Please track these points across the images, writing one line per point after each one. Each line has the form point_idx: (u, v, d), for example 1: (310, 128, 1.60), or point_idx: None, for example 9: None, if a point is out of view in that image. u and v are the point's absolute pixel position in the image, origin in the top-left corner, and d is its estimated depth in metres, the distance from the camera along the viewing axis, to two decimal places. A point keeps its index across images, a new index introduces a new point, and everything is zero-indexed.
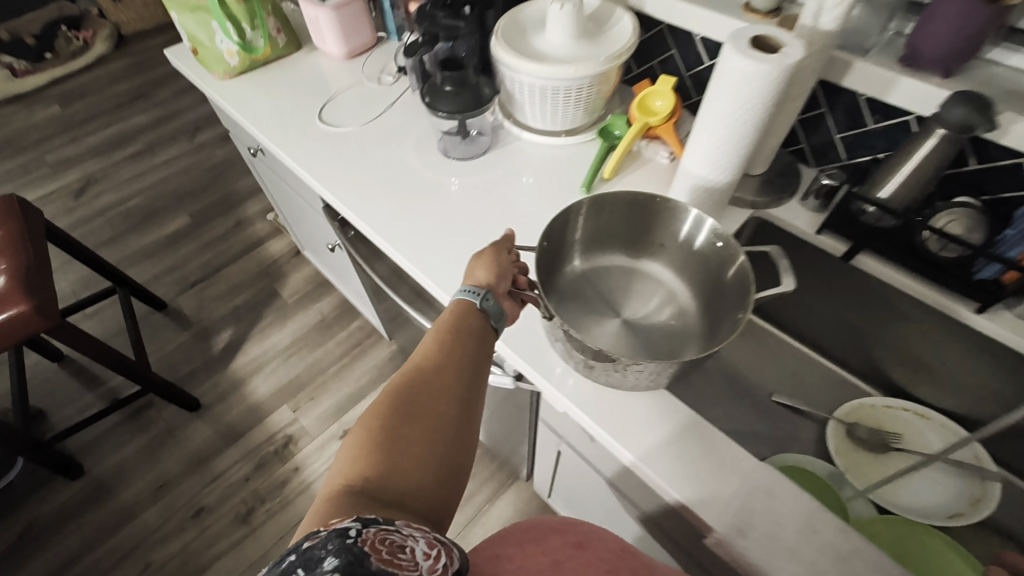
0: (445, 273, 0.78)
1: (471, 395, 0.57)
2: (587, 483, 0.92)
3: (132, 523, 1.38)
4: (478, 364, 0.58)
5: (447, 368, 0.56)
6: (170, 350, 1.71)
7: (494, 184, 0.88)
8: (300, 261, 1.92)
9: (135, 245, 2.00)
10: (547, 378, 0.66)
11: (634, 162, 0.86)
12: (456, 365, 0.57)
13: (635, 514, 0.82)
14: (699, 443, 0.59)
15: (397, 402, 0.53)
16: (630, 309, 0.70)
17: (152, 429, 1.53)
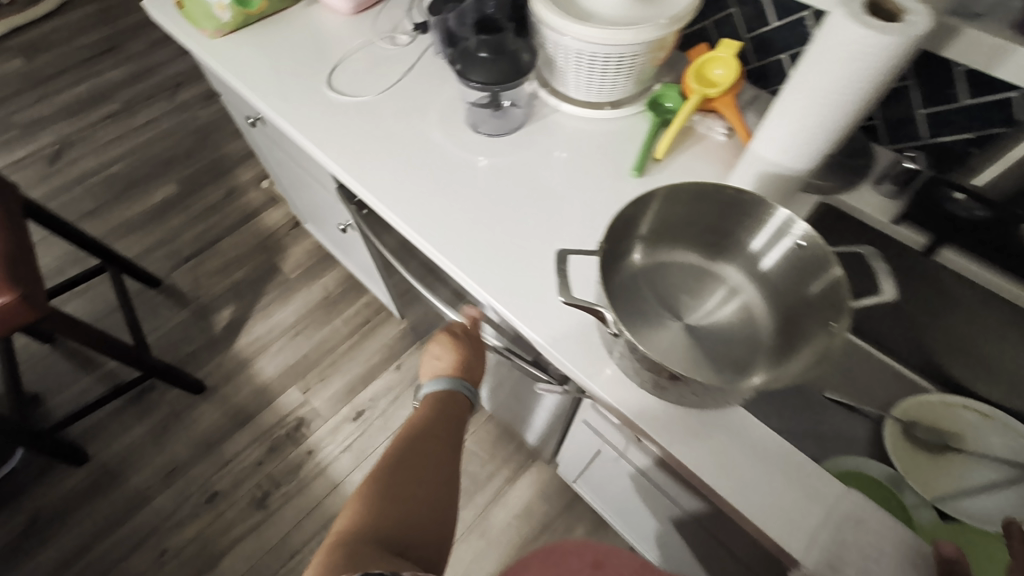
0: (480, 267, 0.70)
1: (446, 461, 0.69)
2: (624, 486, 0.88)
3: (144, 509, 1.35)
4: (457, 435, 0.73)
5: (434, 437, 0.71)
6: (168, 329, 1.63)
7: (532, 165, 0.79)
8: (300, 234, 1.82)
9: (121, 215, 1.87)
10: (601, 388, 0.60)
11: (687, 139, 0.77)
12: (441, 435, 0.72)
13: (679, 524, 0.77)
14: (778, 467, 0.54)
15: (395, 462, 0.66)
16: (692, 311, 0.61)
17: (157, 413, 1.48)
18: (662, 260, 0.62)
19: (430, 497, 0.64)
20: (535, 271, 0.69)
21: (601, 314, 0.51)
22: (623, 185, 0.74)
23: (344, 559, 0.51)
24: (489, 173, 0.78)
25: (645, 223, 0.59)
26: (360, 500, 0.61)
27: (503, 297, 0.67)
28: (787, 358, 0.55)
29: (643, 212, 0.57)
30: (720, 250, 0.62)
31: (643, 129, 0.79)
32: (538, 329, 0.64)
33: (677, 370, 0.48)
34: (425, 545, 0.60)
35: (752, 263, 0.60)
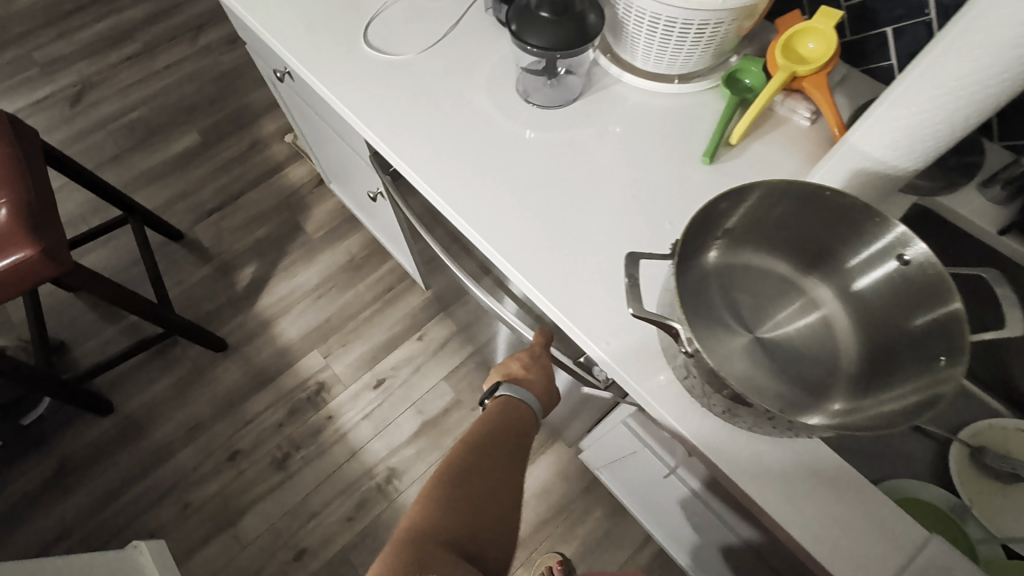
0: (524, 255, 0.64)
1: (511, 469, 0.67)
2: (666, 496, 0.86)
3: (167, 463, 1.37)
4: (519, 437, 0.72)
5: (497, 438, 0.69)
6: (190, 285, 1.61)
7: (588, 142, 0.71)
8: (324, 192, 1.76)
9: (143, 164, 1.83)
10: (652, 400, 0.55)
11: (766, 123, 0.69)
12: (503, 436, 0.70)
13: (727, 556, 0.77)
14: (861, 516, 0.48)
15: (461, 461, 0.65)
16: (765, 323, 0.54)
17: (180, 368, 1.48)
18: (744, 262, 0.55)
19: (497, 510, 0.62)
20: (586, 263, 0.62)
21: (673, 330, 0.45)
22: (687, 172, 0.67)
23: (413, 561, 0.49)
24: (538, 150, 0.71)
25: (728, 221, 0.52)
26: (428, 497, 0.59)
27: (551, 291, 0.61)
28: (870, 391, 0.49)
29: (733, 207, 0.50)
30: (814, 264, 0.54)
31: (715, 108, 0.71)
32: (587, 328, 0.59)
33: (756, 401, 0.43)
34: (492, 550, 0.58)
35: (848, 281, 0.53)
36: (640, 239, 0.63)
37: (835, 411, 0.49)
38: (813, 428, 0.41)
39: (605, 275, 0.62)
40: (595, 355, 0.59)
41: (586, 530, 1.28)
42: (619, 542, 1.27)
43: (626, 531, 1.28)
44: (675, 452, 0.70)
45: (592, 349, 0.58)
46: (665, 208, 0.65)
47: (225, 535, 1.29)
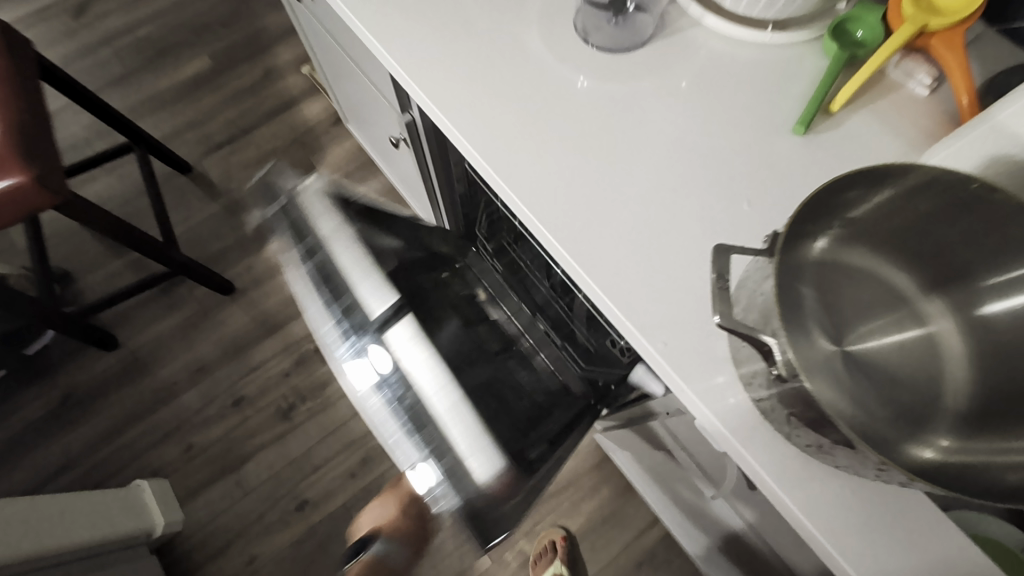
0: (569, 228, 0.54)
1: None
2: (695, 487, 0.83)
3: (171, 404, 1.34)
4: None
5: None
6: (198, 222, 1.54)
7: (653, 98, 0.60)
8: (341, 133, 1.65)
9: (150, 88, 1.71)
10: (708, 409, 0.47)
11: (874, 90, 0.58)
12: None
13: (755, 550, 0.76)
14: (941, 574, 0.43)
15: None
16: (860, 336, 0.46)
17: (186, 308, 1.43)
18: (857, 265, 0.45)
19: None
20: (644, 243, 0.53)
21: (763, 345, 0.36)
22: (771, 141, 0.56)
23: None
24: (594, 104, 0.60)
25: (850, 212, 0.42)
26: None
27: (600, 274, 0.52)
28: (985, 432, 0.40)
29: (860, 192, 0.41)
30: (943, 281, 0.45)
31: (814, 65, 0.59)
32: (638, 320, 0.50)
33: (855, 438, 0.35)
34: None
35: (975, 306, 0.44)
36: (708, 218, 0.53)
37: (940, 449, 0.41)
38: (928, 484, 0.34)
39: (664, 258, 0.52)
40: (644, 352, 0.51)
41: (592, 508, 1.25)
42: (625, 522, 1.24)
43: (633, 513, 1.25)
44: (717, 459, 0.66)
45: (642, 345, 0.50)
46: (741, 182, 0.55)
47: (227, 480, 1.27)
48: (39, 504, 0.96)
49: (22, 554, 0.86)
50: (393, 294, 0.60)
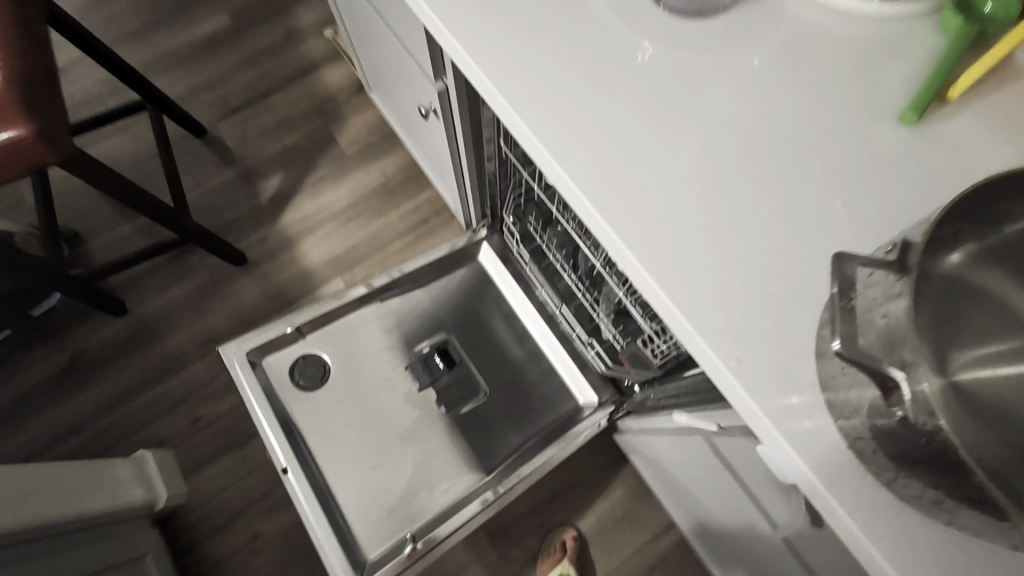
0: (627, 216, 0.48)
1: None
2: (738, 513, 0.77)
3: (178, 374, 1.30)
4: None
5: None
6: (212, 188, 1.48)
7: (725, 73, 0.52)
8: (362, 102, 1.58)
9: (167, 44, 1.64)
10: (784, 440, 0.41)
11: (996, 77, 0.50)
12: None
13: None
14: None
15: None
16: (978, 364, 0.39)
17: (197, 277, 1.39)
18: (985, 285, 0.41)
19: None
20: (714, 241, 0.46)
21: (890, 383, 0.35)
22: (870, 131, 0.49)
23: None
24: (658, 80, 0.52)
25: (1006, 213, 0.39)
26: None
27: (666, 275, 0.46)
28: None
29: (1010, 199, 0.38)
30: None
31: (919, 46, 0.52)
32: (706, 329, 0.44)
33: None
34: None
35: None
36: (792, 215, 0.46)
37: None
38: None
39: (738, 260, 0.46)
40: (710, 366, 0.44)
41: (606, 508, 1.20)
42: (639, 525, 1.19)
43: (648, 516, 1.20)
44: (771, 482, 0.61)
45: (709, 359, 0.44)
46: (833, 177, 0.47)
47: (232, 456, 1.24)
48: (56, 471, 0.92)
49: (29, 520, 0.81)
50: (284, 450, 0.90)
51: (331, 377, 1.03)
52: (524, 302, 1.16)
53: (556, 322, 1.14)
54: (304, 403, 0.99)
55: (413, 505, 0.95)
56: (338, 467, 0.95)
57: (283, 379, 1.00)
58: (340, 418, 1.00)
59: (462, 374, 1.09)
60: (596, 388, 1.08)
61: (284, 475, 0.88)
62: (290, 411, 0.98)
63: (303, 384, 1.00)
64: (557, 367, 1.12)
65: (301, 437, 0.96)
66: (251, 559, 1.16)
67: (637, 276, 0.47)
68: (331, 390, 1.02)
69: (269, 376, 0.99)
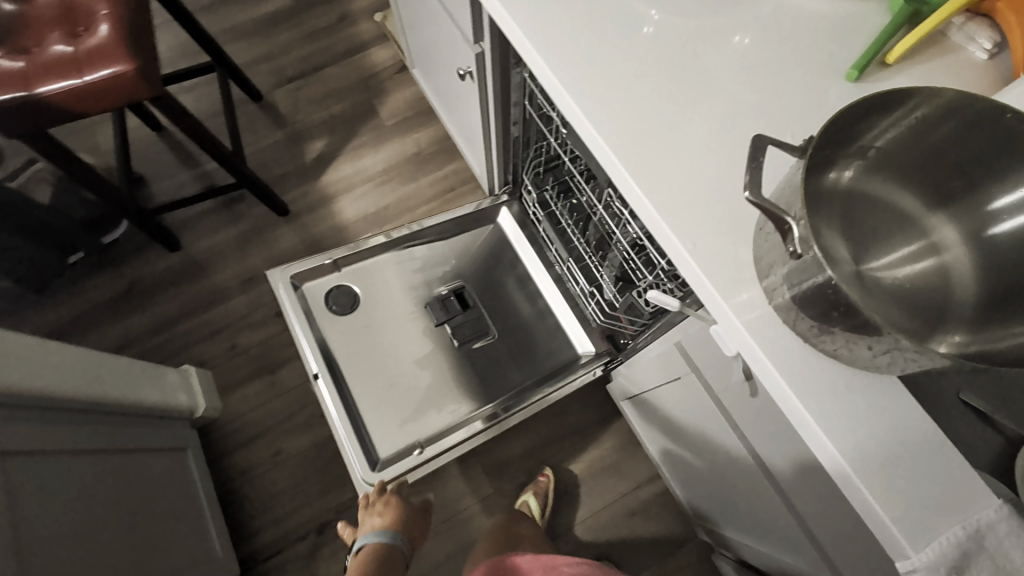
0: (620, 137, 0.60)
1: None
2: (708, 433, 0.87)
3: (221, 306, 1.45)
4: None
5: None
6: (263, 146, 1.64)
7: (712, 39, 0.64)
8: (403, 80, 1.73)
9: (233, 18, 1.82)
10: (731, 312, 0.52)
11: (932, 49, 0.61)
12: None
13: (762, 496, 0.79)
14: (925, 473, 0.46)
15: None
16: (874, 256, 0.50)
17: (243, 222, 1.55)
18: (875, 194, 0.50)
19: None
20: (689, 162, 0.58)
21: (785, 229, 0.42)
22: (825, 88, 0.60)
23: None
24: (658, 42, 0.64)
25: (864, 137, 0.47)
26: None
27: (651, 186, 0.58)
28: (994, 326, 0.44)
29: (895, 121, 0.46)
30: (949, 199, 0.49)
31: (872, 23, 0.63)
32: (678, 227, 0.56)
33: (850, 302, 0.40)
34: None
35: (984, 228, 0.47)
36: None
37: (951, 345, 0.45)
38: (933, 359, 0.39)
39: (709, 180, 0.57)
40: (679, 257, 0.55)
41: (596, 456, 1.31)
42: (625, 474, 1.29)
43: (634, 466, 1.30)
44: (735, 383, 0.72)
45: (679, 253, 0.55)
46: (793, 121, 0.59)
47: (263, 380, 1.38)
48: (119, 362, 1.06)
49: (93, 393, 0.95)
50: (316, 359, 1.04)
51: (361, 306, 1.16)
52: (535, 261, 1.28)
53: (562, 280, 1.25)
54: (337, 326, 1.12)
55: (422, 421, 1.07)
56: (360, 381, 1.08)
57: (319, 303, 1.13)
58: (364, 343, 1.13)
59: (474, 316, 1.22)
60: (595, 340, 1.19)
61: (315, 381, 1.02)
62: (324, 332, 1.11)
63: (337, 309, 1.14)
64: (561, 321, 1.23)
65: (332, 354, 1.09)
66: (273, 471, 1.30)
67: (628, 188, 0.59)
68: (359, 317, 1.15)
69: (306, 299, 1.12)
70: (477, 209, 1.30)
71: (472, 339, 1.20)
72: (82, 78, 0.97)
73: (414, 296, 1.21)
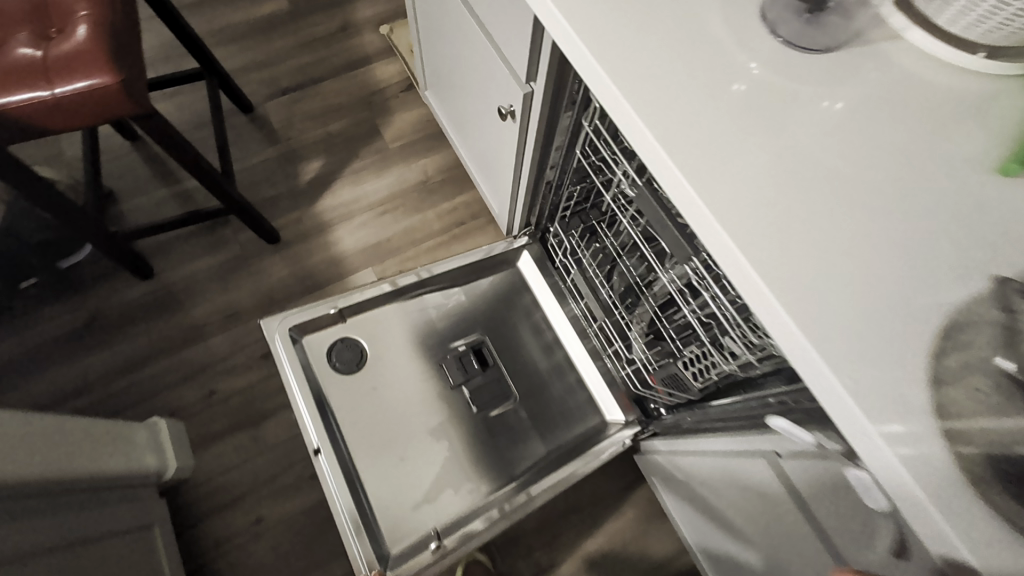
0: (743, 225, 0.50)
1: None
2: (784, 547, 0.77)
3: (198, 345, 1.28)
4: None
5: None
6: (254, 165, 1.49)
7: (817, 105, 0.55)
8: (410, 99, 1.60)
9: (224, 20, 1.66)
10: (900, 469, 0.42)
11: None
12: None
13: None
14: None
15: None
16: None
17: (227, 250, 1.38)
18: None
19: None
20: (825, 261, 0.48)
21: None
22: (971, 178, 0.51)
23: None
24: (761, 102, 0.54)
25: None
26: None
27: (785, 288, 0.47)
28: None
29: None
30: None
31: (1013, 104, 0.55)
32: (822, 343, 0.45)
33: None
34: None
35: None
36: (904, 249, 0.48)
37: None
38: None
39: (848, 282, 0.48)
40: (823, 380, 0.45)
41: (618, 528, 1.19)
42: (647, 550, 1.18)
43: (659, 540, 1.19)
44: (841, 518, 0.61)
45: (824, 376, 0.45)
46: (940, 213, 0.50)
47: (243, 434, 1.21)
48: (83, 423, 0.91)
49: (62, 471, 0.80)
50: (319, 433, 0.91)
51: (367, 364, 1.04)
52: (558, 312, 1.18)
53: (589, 338, 1.15)
54: (341, 387, 1.00)
55: (436, 504, 0.95)
56: (364, 452, 0.96)
57: (320, 358, 1.01)
58: (371, 407, 1.00)
59: (494, 376, 1.10)
60: (623, 406, 1.09)
61: (315, 456, 0.89)
62: (326, 392, 0.99)
63: (341, 367, 1.02)
64: (586, 380, 1.13)
65: (334, 419, 0.97)
66: (251, 543, 1.13)
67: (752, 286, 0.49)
68: (364, 377, 1.03)
69: (305, 354, 1.01)
70: (487, 254, 1.17)
71: (494, 406, 1.07)
72: (54, 90, 0.81)
73: (429, 352, 1.09)
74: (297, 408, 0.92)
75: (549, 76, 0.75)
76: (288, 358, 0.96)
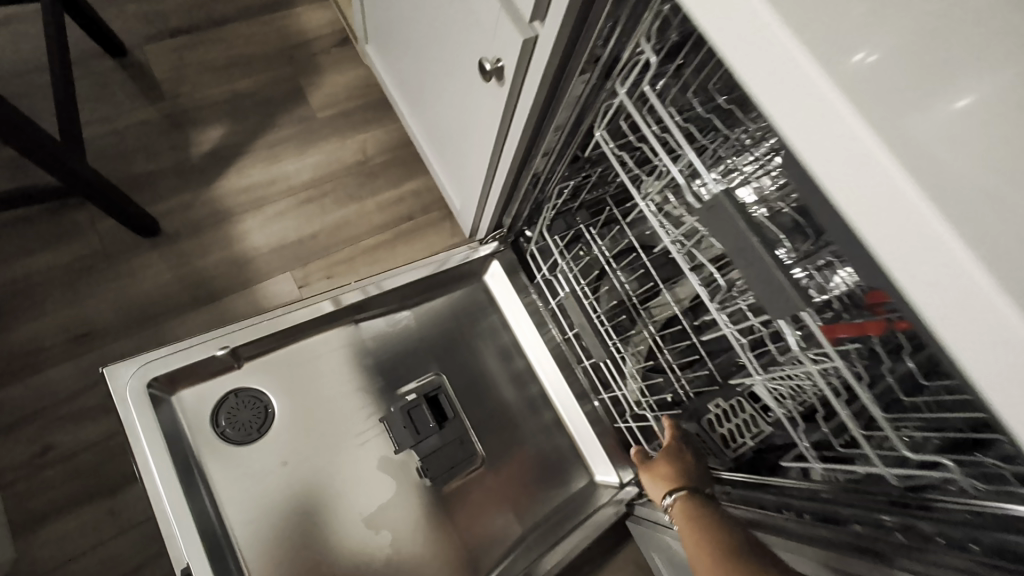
0: (986, 234, 0.27)
1: None
2: None
3: (30, 379, 0.91)
4: None
5: None
6: (124, 128, 1.10)
7: None
8: (347, 57, 1.26)
9: None
10: None
11: None
12: None
13: None
14: None
15: None
16: None
17: (81, 244, 1.01)
18: None
19: None
20: None
21: None
22: None
23: None
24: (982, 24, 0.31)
25: None
26: None
27: (948, 202, 0.27)
28: None
29: None
30: None
31: None
32: None
33: None
34: None
35: None
36: None
37: None
38: None
39: None
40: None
41: None
42: None
43: None
44: None
45: None
46: None
47: (96, 505, 0.87)
48: None
49: None
50: (187, 538, 0.66)
51: (269, 427, 0.81)
52: (533, 339, 0.94)
53: (575, 376, 0.91)
54: (227, 464, 0.77)
55: None
56: (257, 546, 0.75)
57: (202, 422, 0.79)
58: (272, 488, 0.78)
59: (455, 436, 0.85)
60: (616, 463, 0.86)
61: None
62: (207, 473, 0.76)
63: (232, 435, 0.79)
64: (566, 423, 0.90)
65: (214, 506, 0.74)
66: None
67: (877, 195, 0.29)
68: (267, 447, 0.80)
69: (177, 418, 0.77)
70: (439, 269, 0.91)
71: (450, 475, 0.83)
72: None
73: (360, 401, 0.86)
74: (157, 501, 0.67)
75: (572, 31, 0.52)
76: (145, 423, 0.70)
